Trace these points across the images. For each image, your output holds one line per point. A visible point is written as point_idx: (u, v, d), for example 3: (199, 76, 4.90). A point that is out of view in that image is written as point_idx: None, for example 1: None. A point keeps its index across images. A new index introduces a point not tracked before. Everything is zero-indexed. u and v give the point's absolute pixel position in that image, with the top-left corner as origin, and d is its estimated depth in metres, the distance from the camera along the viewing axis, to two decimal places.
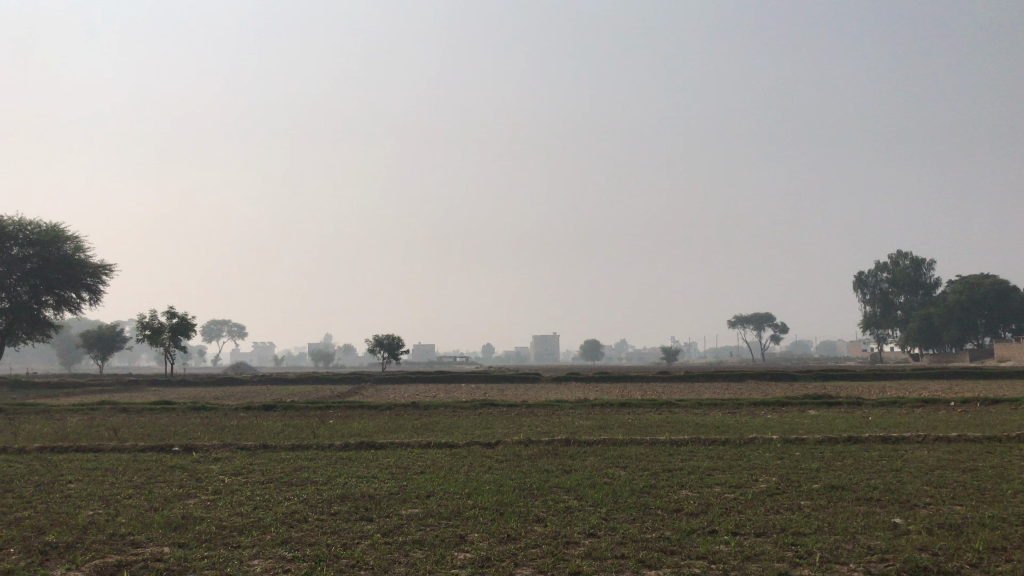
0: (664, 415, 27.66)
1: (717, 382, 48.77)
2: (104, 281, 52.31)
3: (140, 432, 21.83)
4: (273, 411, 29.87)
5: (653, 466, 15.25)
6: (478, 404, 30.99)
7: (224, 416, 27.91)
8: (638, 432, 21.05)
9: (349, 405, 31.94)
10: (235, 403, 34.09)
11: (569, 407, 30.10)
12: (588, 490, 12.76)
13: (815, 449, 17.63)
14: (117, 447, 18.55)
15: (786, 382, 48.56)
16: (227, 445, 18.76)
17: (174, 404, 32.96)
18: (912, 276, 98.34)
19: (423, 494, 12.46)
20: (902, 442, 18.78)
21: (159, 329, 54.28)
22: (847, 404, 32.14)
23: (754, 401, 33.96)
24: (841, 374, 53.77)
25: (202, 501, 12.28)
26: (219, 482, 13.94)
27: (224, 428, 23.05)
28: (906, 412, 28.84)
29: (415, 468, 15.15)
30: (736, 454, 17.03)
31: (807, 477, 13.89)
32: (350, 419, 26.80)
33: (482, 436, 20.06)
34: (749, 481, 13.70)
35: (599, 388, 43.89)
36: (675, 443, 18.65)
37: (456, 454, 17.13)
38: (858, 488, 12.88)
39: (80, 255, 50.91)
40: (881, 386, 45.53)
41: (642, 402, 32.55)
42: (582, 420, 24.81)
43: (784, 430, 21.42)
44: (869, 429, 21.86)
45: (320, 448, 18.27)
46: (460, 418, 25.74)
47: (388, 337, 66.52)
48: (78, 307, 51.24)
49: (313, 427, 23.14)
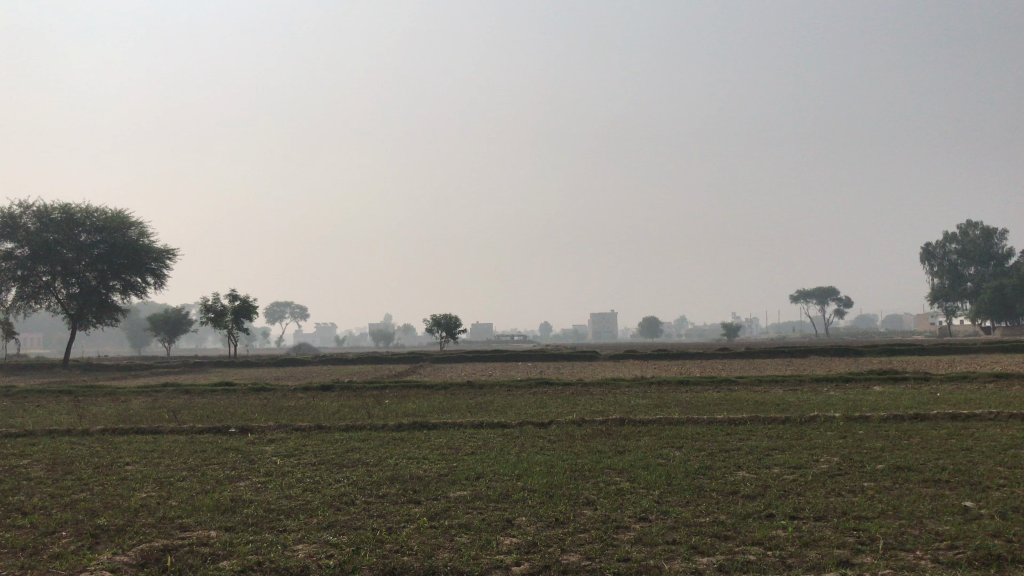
0: (723, 392, 27.14)
1: (778, 358, 47.80)
2: (167, 266, 53.43)
3: (199, 413, 22.15)
4: (330, 391, 30.11)
5: (710, 446, 14.85)
6: (535, 383, 30.78)
7: (282, 396, 28.27)
8: (695, 410, 20.61)
9: (405, 385, 32.02)
10: (294, 383, 34.53)
11: (626, 386, 29.69)
12: (641, 471, 12.43)
13: (880, 427, 17.00)
14: (175, 429, 18.80)
15: (850, 358, 47.37)
16: (282, 425, 18.90)
17: (235, 385, 33.43)
18: (984, 247, 95.12)
19: (473, 476, 12.30)
20: (973, 420, 18.03)
21: (222, 312, 55.31)
22: (913, 379, 31.13)
23: (816, 377, 33.12)
24: (909, 349, 52.15)
25: (253, 484, 12.32)
26: (271, 464, 14.00)
27: (282, 408, 23.27)
28: (976, 387, 27.80)
29: (466, 449, 14.99)
30: (797, 434, 16.50)
31: (871, 458, 13.35)
32: (405, 398, 26.86)
33: (536, 415, 19.84)
34: (810, 462, 13.21)
35: (657, 366, 43.32)
36: (733, 422, 18.19)
37: (508, 434, 16.95)
38: (925, 469, 12.31)
39: (144, 240, 52.08)
40: (950, 361, 44.07)
41: (701, 380, 31.98)
42: (638, 399, 24.41)
43: (847, 408, 20.78)
44: (937, 405, 21.07)
45: (374, 428, 18.27)
46: (515, 397, 25.55)
47: (446, 316, 66.68)
48: (144, 291, 52.47)
49: (369, 407, 23.20)
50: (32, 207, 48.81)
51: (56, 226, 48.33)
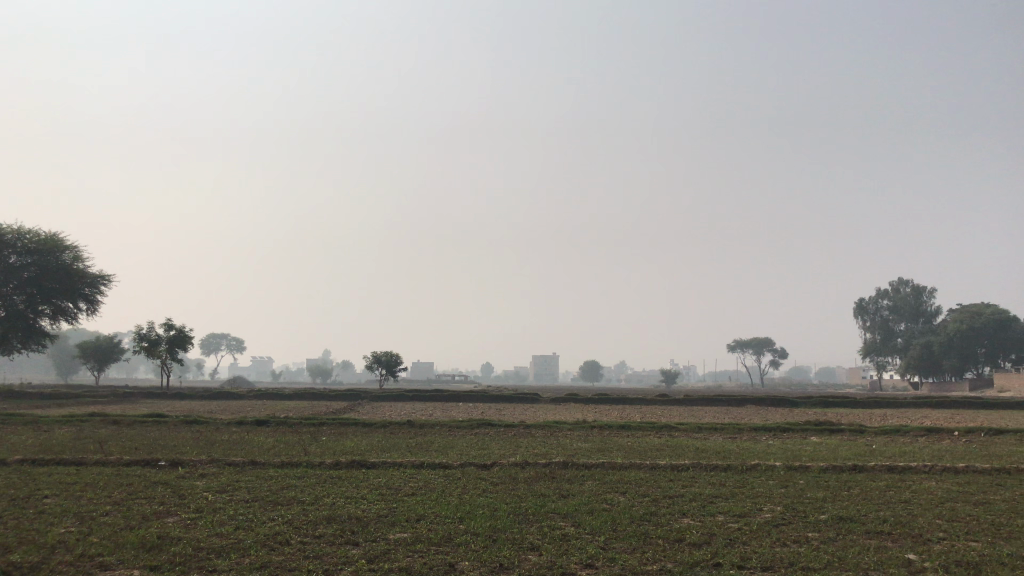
0: (665, 438, 27.12)
1: (717, 406, 48.18)
2: (101, 292, 51.87)
3: (127, 445, 21.28)
4: (265, 426, 29.30)
5: (653, 492, 14.73)
6: (476, 424, 30.38)
7: (215, 430, 27.41)
8: (637, 456, 20.52)
9: (343, 423, 31.33)
10: (228, 417, 33.53)
11: (568, 429, 29.47)
12: (585, 517, 12.19)
13: (821, 477, 17.09)
14: (100, 460, 17.98)
15: (786, 408, 48.00)
16: (214, 460, 18.23)
17: (166, 417, 32.34)
18: (913, 304, 97.99)
19: (414, 518, 11.94)
20: (909, 472, 18.24)
21: (156, 341, 53.76)
22: (849, 431, 31.53)
23: (755, 426, 33.37)
24: (843, 401, 53.06)
25: (182, 520, 11.78)
26: (202, 500, 13.41)
27: (215, 443, 22.49)
28: (909, 441, 28.28)
29: (406, 489, 14.60)
30: (739, 482, 16.48)
31: (814, 508, 13.35)
32: (344, 436, 26.23)
33: (478, 457, 19.52)
34: (754, 510, 13.16)
35: (598, 410, 43.28)
36: (676, 468, 18.12)
37: (450, 475, 16.58)
38: (867, 520, 12.34)
39: (78, 265, 50.56)
40: (882, 414, 44.94)
41: (642, 425, 31.94)
42: (580, 442, 24.21)
43: (787, 457, 20.89)
44: (874, 457, 21.32)
45: (311, 465, 17.73)
46: (456, 438, 25.18)
47: (387, 354, 65.83)
48: (75, 317, 50.78)
49: (305, 444, 22.57)
50: None
51: None
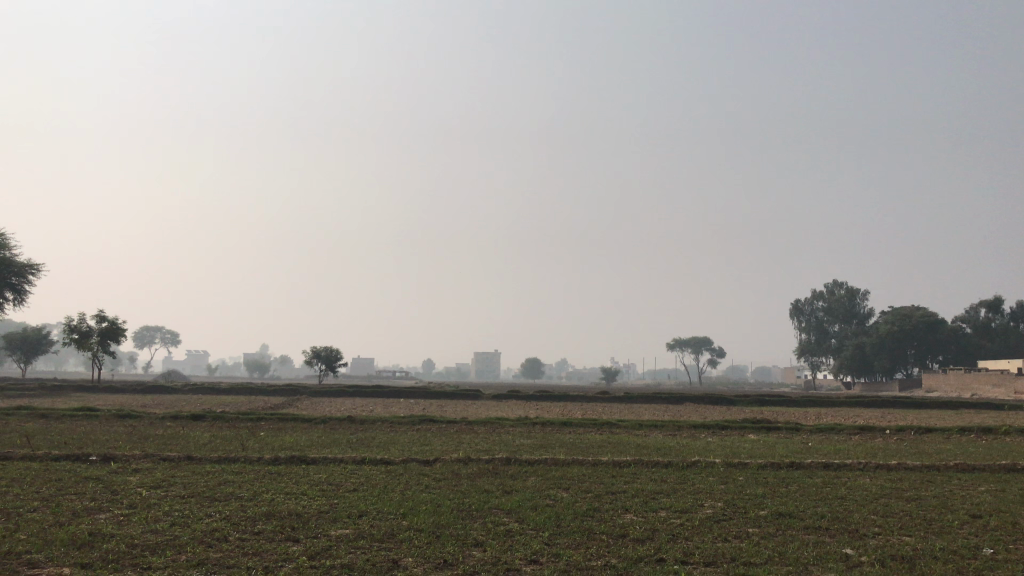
0: (606, 435, 27.27)
1: (656, 404, 48.72)
2: (29, 281, 50.14)
3: (57, 440, 20.57)
4: (201, 421, 28.64)
5: (597, 488, 14.79)
6: (417, 420, 30.14)
7: (149, 425, 26.74)
8: (580, 452, 20.58)
9: (283, 418, 30.81)
10: (162, 412, 32.70)
11: (509, 425, 29.47)
12: (529, 512, 12.16)
13: (759, 474, 17.38)
14: (27, 455, 17.35)
15: (724, 406, 48.76)
16: (148, 455, 17.75)
17: (97, 411, 31.43)
18: (847, 306, 100.46)
19: (356, 514, 11.76)
20: (844, 469, 18.64)
21: (86, 333, 52.24)
22: (785, 429, 32.16)
23: (694, 423, 33.79)
24: (778, 400, 54.14)
25: (114, 517, 11.40)
26: (136, 496, 13.02)
27: (148, 437, 21.90)
28: (842, 439, 28.96)
29: (347, 486, 14.38)
30: (680, 478, 16.62)
31: (754, 504, 13.52)
32: (282, 431, 25.81)
33: (420, 453, 19.37)
34: (695, 506, 13.28)
35: (539, 407, 43.44)
36: (618, 464, 18.23)
37: (392, 471, 16.41)
38: (806, 516, 12.54)
39: (5, 253, 48.84)
40: (816, 412, 45.97)
41: (584, 422, 32.10)
42: (522, 438, 24.22)
43: (726, 454, 21.23)
44: (809, 455, 21.78)
45: (248, 461, 17.37)
46: (397, 434, 24.96)
47: (327, 349, 65.04)
48: (1, 307, 49.03)
49: (243, 439, 22.14)
50: None
51: None
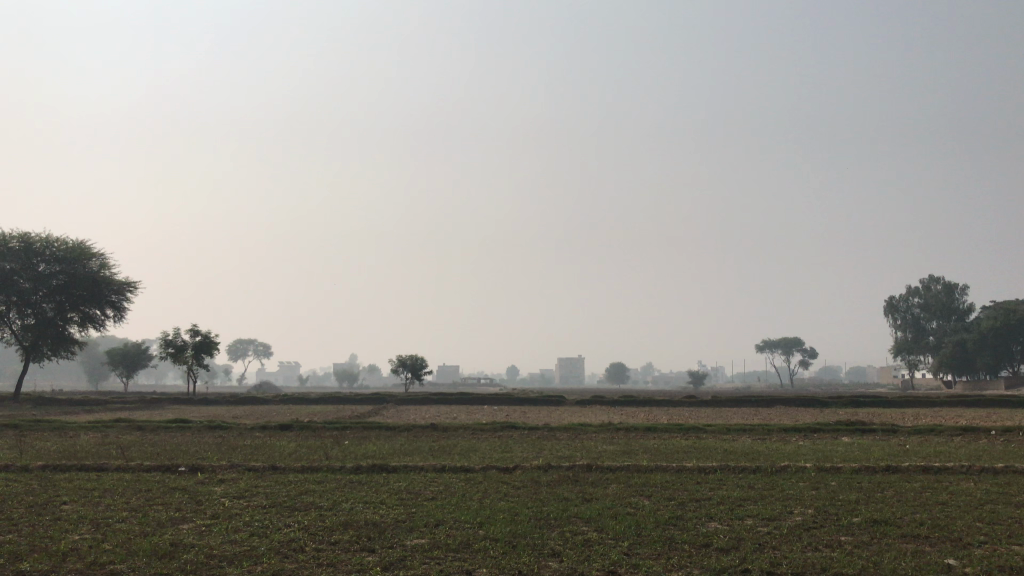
0: (693, 441, 26.60)
1: (746, 407, 47.48)
2: (128, 298, 52.05)
3: (149, 451, 21.16)
4: (289, 431, 29.15)
5: (680, 496, 14.33)
6: (500, 427, 30.00)
7: (240, 435, 27.36)
8: (665, 458, 20.07)
9: (368, 427, 31.16)
10: (253, 422, 33.43)
11: (592, 431, 29.05)
12: (609, 521, 11.84)
13: (854, 479, 16.62)
14: (121, 466, 17.87)
15: (815, 408, 47.23)
16: (234, 465, 18.08)
17: (190, 423, 32.35)
18: (945, 302, 96.39)
19: (432, 523, 11.65)
20: (945, 473, 17.68)
21: (182, 347, 53.97)
22: (881, 431, 30.86)
23: (784, 427, 32.69)
24: (875, 401, 52.12)
25: (198, 527, 11.56)
26: (220, 506, 13.21)
27: (237, 447, 22.37)
28: (944, 441, 27.60)
29: (426, 494, 14.31)
30: (769, 484, 16.01)
31: (847, 510, 12.89)
32: (366, 440, 26.06)
33: (501, 460, 19.23)
34: (784, 513, 12.71)
35: (623, 412, 42.87)
36: (703, 470, 17.71)
37: (471, 479, 16.29)
38: (903, 523, 11.86)
39: (105, 272, 50.87)
40: (914, 413, 44.11)
41: (669, 427, 31.46)
42: (605, 445, 23.84)
43: (818, 458, 20.42)
44: (908, 458, 20.77)
45: (331, 470, 17.52)
46: (480, 441, 24.89)
47: (412, 357, 65.66)
48: (103, 324, 51.04)
49: (327, 448, 22.36)
50: None
51: (14, 255, 47.19)
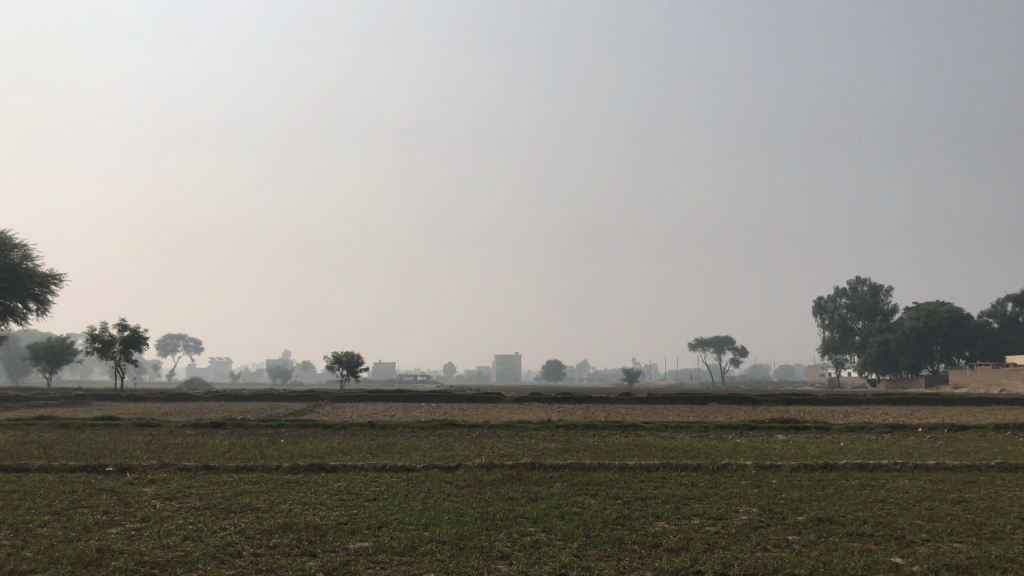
0: (632, 438, 26.65)
1: (681, 404, 48.01)
2: (52, 291, 50.07)
3: (74, 450, 20.26)
4: (221, 429, 28.31)
5: (625, 495, 14.20)
6: (439, 425, 29.63)
7: (170, 433, 26.48)
8: (607, 456, 19.99)
9: (303, 424, 30.49)
10: (183, 420, 32.39)
11: (533, 429, 28.86)
12: (556, 521, 11.67)
13: (793, 476, 16.80)
14: (43, 466, 17.03)
15: (749, 406, 47.93)
16: (166, 465, 17.40)
17: (118, 420, 31.22)
18: (870, 302, 99.14)
19: (375, 525, 11.30)
20: (881, 471, 17.94)
21: (110, 342, 52.20)
22: (814, 429, 31.39)
23: (720, 424, 33.00)
24: (804, 398, 53.19)
25: (127, 531, 11.00)
26: (150, 508, 12.61)
27: (167, 447, 21.52)
28: (875, 438, 28.21)
29: (367, 495, 13.89)
30: (711, 482, 16.07)
31: (790, 509, 12.93)
32: (303, 438, 25.46)
33: (443, 459, 18.89)
34: (730, 512, 12.70)
35: (562, 409, 42.79)
36: (646, 468, 17.65)
37: (413, 479, 15.94)
38: (847, 522, 11.93)
39: (28, 264, 48.94)
40: (844, 411, 45.06)
41: (608, 424, 31.46)
42: (545, 443, 23.69)
43: (758, 456, 20.56)
44: (843, 455, 21.15)
45: (267, 470, 16.98)
46: (419, 439, 24.50)
47: (348, 354, 64.74)
48: (24, 317, 49.05)
49: (262, 447, 21.74)
50: None
51: None
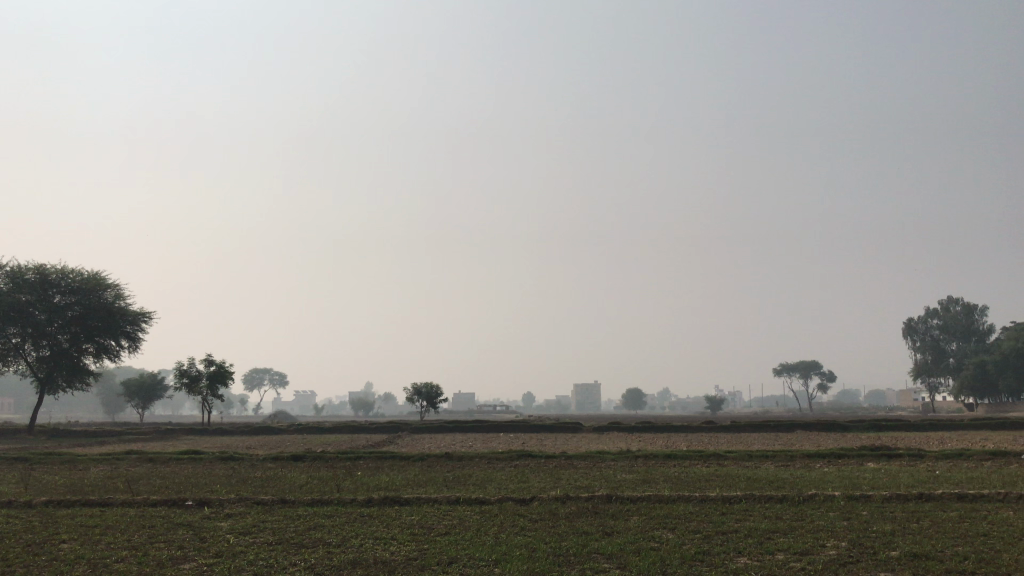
0: (714, 468, 25.85)
1: (765, 432, 46.67)
2: (143, 329, 51.67)
3: (157, 484, 20.69)
4: (301, 462, 28.61)
5: (705, 528, 13.65)
6: (516, 455, 29.37)
7: (251, 466, 26.89)
8: (686, 487, 19.35)
9: (381, 456, 30.58)
10: (265, 453, 32.82)
11: (611, 459, 28.34)
12: (631, 557, 11.23)
13: (888, 508, 15.92)
14: (125, 500, 17.38)
15: (838, 433, 46.12)
16: (243, 499, 17.53)
17: (202, 454, 31.87)
18: (965, 323, 95.37)
19: (445, 561, 11.05)
20: (981, 501, 16.92)
21: (197, 377, 53.58)
22: (908, 456, 30.03)
23: (807, 452, 31.87)
24: (897, 425, 51.12)
25: (198, 566, 11.05)
26: (223, 543, 12.65)
27: (247, 480, 21.77)
28: (974, 465, 26.86)
29: (439, 529, 13.71)
30: (797, 514, 15.35)
31: (882, 543, 12.20)
32: (380, 470, 25.49)
33: (518, 490, 18.57)
34: (816, 547, 12.03)
35: (641, 438, 42.04)
36: (728, 500, 17.00)
37: (486, 512, 15.66)
38: (945, 558, 11.17)
39: (120, 302, 50.65)
40: (938, 437, 43.07)
41: (689, 454, 30.68)
42: (624, 473, 23.16)
43: (847, 485, 19.68)
44: (939, 484, 20.09)
45: (342, 503, 16.97)
46: (495, 470, 24.31)
47: (427, 385, 65.04)
48: (117, 354, 50.72)
49: (339, 479, 21.84)
50: (7, 268, 47.56)
51: (30, 287, 47.06)
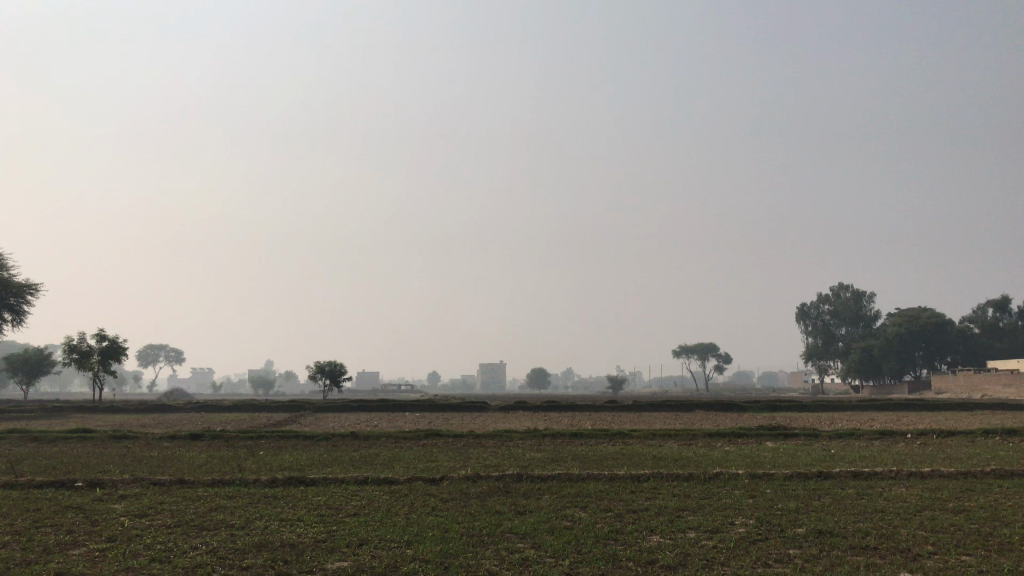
0: (619, 447, 26.09)
1: (666, 412, 47.56)
2: (28, 301, 48.99)
3: (42, 465, 19.50)
4: (199, 441, 27.55)
5: (617, 506, 13.70)
6: (423, 435, 29.01)
7: (146, 446, 25.74)
8: (595, 466, 19.43)
9: (284, 435, 29.78)
10: (160, 432, 31.47)
11: (518, 439, 28.31)
12: (546, 537, 11.12)
13: (789, 485, 16.34)
14: (7, 482, 16.29)
15: (735, 413, 47.38)
16: (138, 479, 16.67)
17: (93, 433, 30.34)
18: (854, 309, 99.31)
19: (355, 543, 10.71)
20: (875, 479, 17.54)
21: (87, 353, 51.10)
22: (802, 435, 31.00)
23: (708, 431, 32.55)
24: (789, 405, 52.89)
25: (90, 552, 10.36)
26: (117, 527, 11.95)
27: (142, 460, 20.75)
28: (863, 444, 27.90)
29: (347, 510, 13.31)
30: (704, 492, 15.58)
31: (788, 521, 12.43)
32: (284, 450, 24.79)
33: (426, 470, 18.29)
34: (725, 525, 12.21)
35: (546, 418, 42.25)
36: (636, 478, 17.13)
37: (395, 492, 15.34)
38: (848, 534, 11.47)
39: (2, 273, 47.85)
40: (830, 417, 44.67)
41: (594, 433, 30.91)
42: (532, 452, 23.11)
43: (749, 465, 20.10)
44: (835, 462, 20.75)
45: (244, 483, 16.36)
46: (402, 450, 23.98)
47: (331, 364, 63.84)
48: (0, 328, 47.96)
49: (240, 459, 21.06)
50: None
51: None
